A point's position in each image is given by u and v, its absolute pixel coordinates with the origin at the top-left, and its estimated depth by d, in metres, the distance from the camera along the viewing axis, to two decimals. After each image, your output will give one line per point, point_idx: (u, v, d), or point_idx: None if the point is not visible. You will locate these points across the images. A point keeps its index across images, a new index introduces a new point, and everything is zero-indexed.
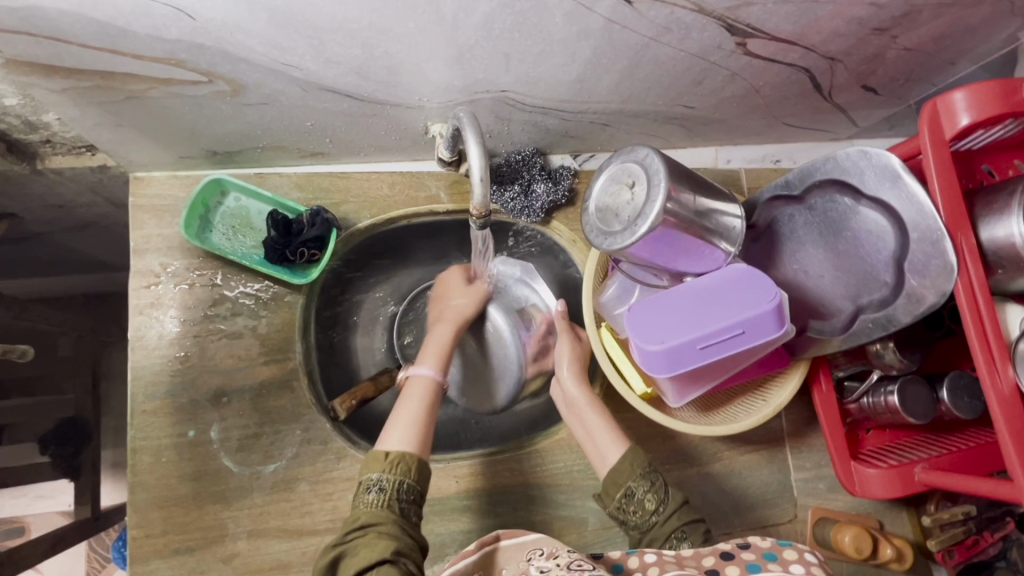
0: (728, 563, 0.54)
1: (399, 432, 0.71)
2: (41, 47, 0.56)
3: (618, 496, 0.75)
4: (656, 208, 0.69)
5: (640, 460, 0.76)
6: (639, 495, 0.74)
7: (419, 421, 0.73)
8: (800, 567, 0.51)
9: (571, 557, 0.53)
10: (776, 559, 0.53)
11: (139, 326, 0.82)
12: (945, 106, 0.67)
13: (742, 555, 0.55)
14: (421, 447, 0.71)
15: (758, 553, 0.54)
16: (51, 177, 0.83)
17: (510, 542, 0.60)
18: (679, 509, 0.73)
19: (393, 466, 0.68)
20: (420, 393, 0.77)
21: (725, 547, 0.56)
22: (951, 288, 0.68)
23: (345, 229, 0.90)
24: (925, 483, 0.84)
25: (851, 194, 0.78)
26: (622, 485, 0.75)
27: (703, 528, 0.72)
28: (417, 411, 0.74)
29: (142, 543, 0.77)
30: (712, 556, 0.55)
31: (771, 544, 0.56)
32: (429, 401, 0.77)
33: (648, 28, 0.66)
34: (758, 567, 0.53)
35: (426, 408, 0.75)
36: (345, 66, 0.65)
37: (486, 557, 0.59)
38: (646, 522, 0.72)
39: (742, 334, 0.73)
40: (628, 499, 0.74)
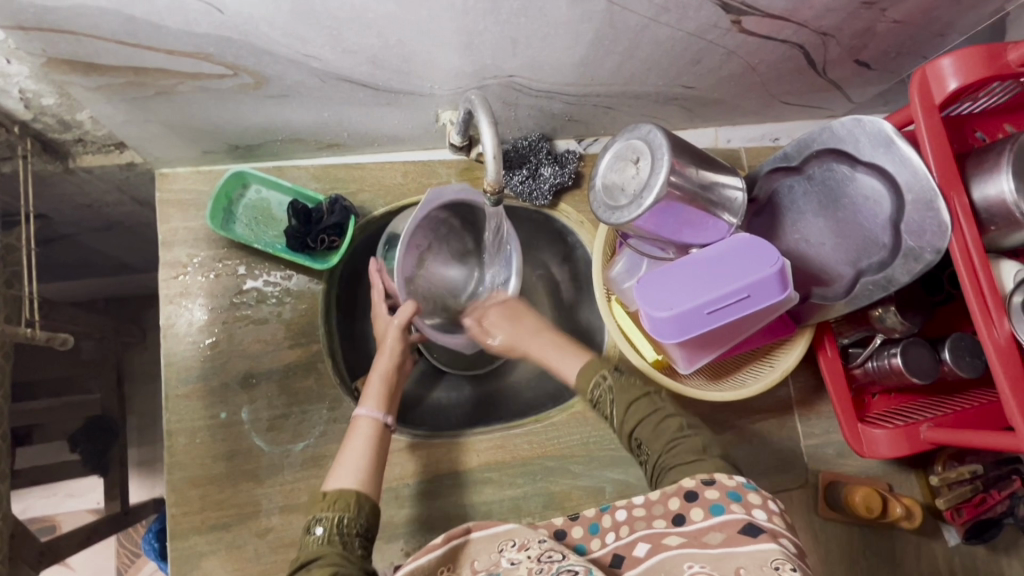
0: (692, 505, 0.56)
1: (345, 473, 0.69)
2: (80, 45, 0.59)
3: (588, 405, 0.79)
4: (660, 180, 0.72)
5: (596, 368, 0.79)
6: (601, 400, 0.77)
7: (364, 463, 0.70)
8: (762, 513, 0.53)
9: (543, 548, 0.55)
10: (739, 500, 0.55)
11: (170, 315, 0.86)
12: (933, 72, 0.71)
13: (706, 495, 0.56)
14: (369, 488, 0.69)
15: (722, 491, 0.56)
16: (82, 176, 0.88)
17: (481, 533, 0.59)
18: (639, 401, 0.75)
19: (331, 505, 0.65)
20: (365, 436, 0.74)
21: (689, 485, 0.57)
22: (946, 246, 0.71)
23: (362, 216, 0.94)
24: (931, 440, 0.86)
25: (847, 162, 0.81)
26: (587, 392, 0.78)
27: (669, 418, 0.72)
28: (361, 452, 0.72)
29: (181, 520, 0.81)
30: (676, 499, 0.57)
31: (737, 483, 0.56)
32: (376, 445, 0.74)
33: (648, 9, 0.70)
34: (721, 508, 0.54)
35: (373, 450, 0.73)
36: (360, 56, 0.69)
37: (455, 549, 0.58)
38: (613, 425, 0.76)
39: (747, 298, 0.77)
40: (597, 404, 0.78)
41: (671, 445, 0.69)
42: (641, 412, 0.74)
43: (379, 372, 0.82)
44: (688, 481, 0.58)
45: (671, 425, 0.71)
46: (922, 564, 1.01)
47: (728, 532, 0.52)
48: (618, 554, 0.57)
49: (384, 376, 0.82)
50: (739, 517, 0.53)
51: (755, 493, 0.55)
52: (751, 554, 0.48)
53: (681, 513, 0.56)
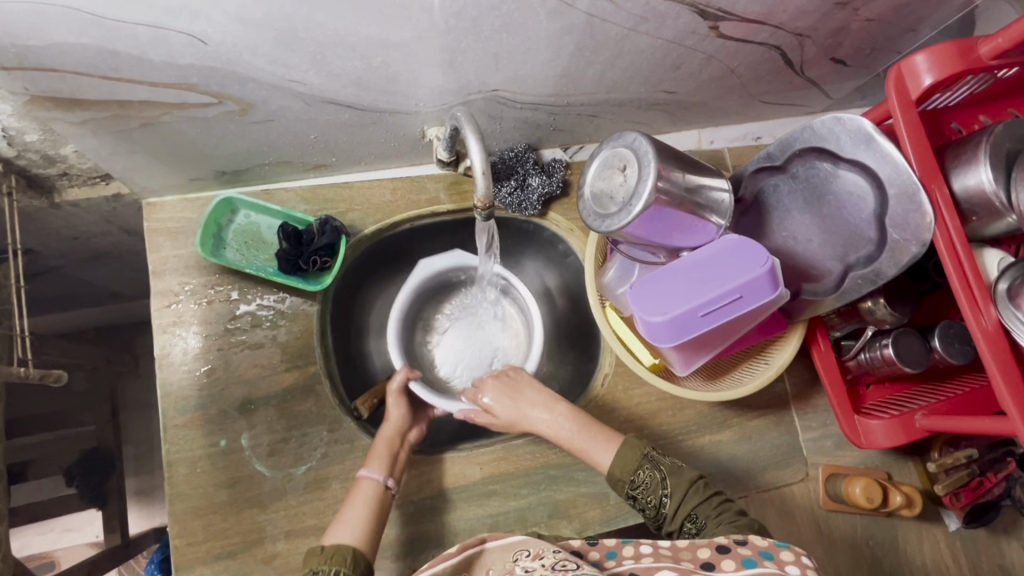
0: (723, 556, 0.57)
1: (345, 528, 0.72)
2: (63, 82, 0.59)
3: (625, 492, 0.76)
4: (648, 187, 0.73)
5: (633, 454, 0.76)
6: (643, 488, 0.74)
7: (364, 525, 0.73)
8: (796, 569, 0.53)
9: (558, 558, 0.54)
10: (773, 557, 0.55)
11: (164, 344, 0.85)
12: (908, 69, 0.72)
13: (739, 550, 0.57)
14: (365, 547, 0.71)
15: (755, 550, 0.56)
16: (69, 209, 0.87)
17: (496, 543, 0.61)
18: (687, 486, 0.74)
19: (328, 558, 0.67)
20: (366, 499, 0.76)
21: (722, 542, 0.59)
22: (931, 238, 0.72)
23: (353, 235, 0.94)
24: (926, 428, 0.87)
25: (830, 159, 0.83)
26: (626, 481, 0.75)
27: (720, 500, 0.73)
28: (362, 516, 0.74)
29: (185, 551, 0.80)
30: (707, 549, 0.58)
31: (769, 543, 0.57)
32: (377, 510, 0.76)
33: (627, 19, 0.71)
34: (753, 562, 0.55)
35: (372, 513, 0.75)
36: (345, 78, 0.69)
37: (470, 558, 0.59)
38: (658, 516, 0.73)
39: (740, 299, 0.77)
40: (635, 497, 0.75)
41: (728, 520, 0.69)
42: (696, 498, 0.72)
43: (384, 438, 0.84)
44: (724, 540, 0.59)
45: (726, 508, 0.71)
46: (925, 551, 1.02)
47: None
48: (635, 574, 0.55)
49: (388, 445, 0.83)
50: (772, 570, 0.53)
51: (789, 550, 0.55)
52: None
53: (713, 562, 0.56)
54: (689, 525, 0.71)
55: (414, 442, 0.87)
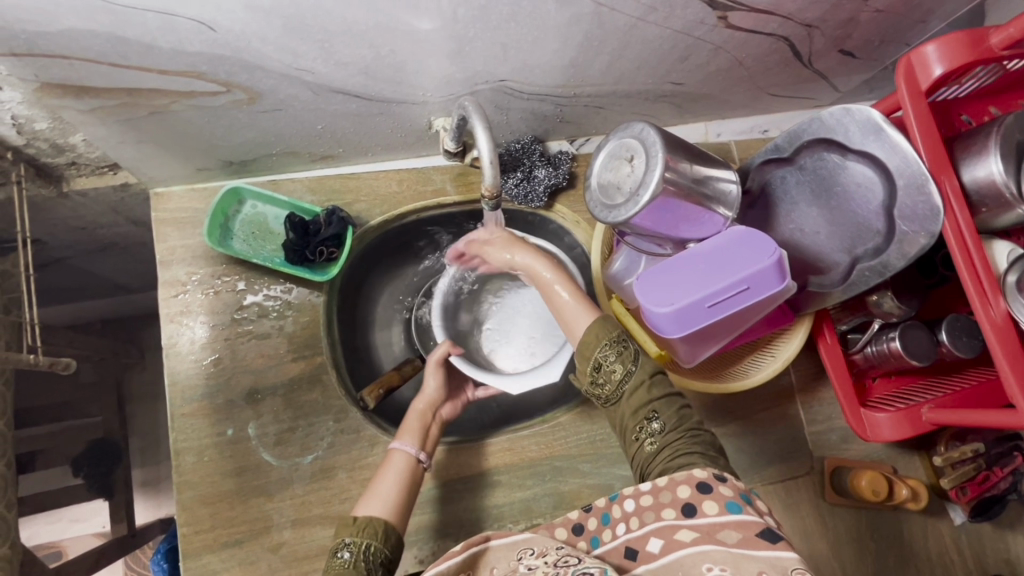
0: (705, 497, 0.55)
1: (375, 500, 0.70)
2: (73, 70, 0.59)
3: (588, 371, 0.67)
4: (656, 177, 0.73)
5: (609, 326, 0.67)
6: (608, 365, 0.66)
7: (395, 497, 0.70)
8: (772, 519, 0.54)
9: (560, 553, 0.54)
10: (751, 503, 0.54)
11: (171, 334, 0.86)
12: (918, 59, 0.72)
13: (720, 490, 0.55)
14: (397, 521, 0.69)
15: (735, 491, 0.55)
16: (76, 199, 0.87)
17: (500, 541, 0.59)
18: (651, 384, 0.67)
19: (360, 530, 0.65)
20: (398, 469, 0.73)
21: (701, 475, 0.57)
22: (939, 230, 0.72)
23: (359, 226, 0.94)
24: (933, 421, 0.87)
25: (838, 150, 0.82)
26: (590, 359, 0.66)
27: (680, 403, 0.67)
28: (394, 489, 0.71)
29: (192, 539, 0.81)
30: (687, 488, 0.56)
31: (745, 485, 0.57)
32: (407, 483, 0.73)
33: (635, 9, 0.70)
34: (737, 507, 0.54)
35: (403, 486, 0.72)
36: (353, 67, 0.69)
37: (474, 556, 0.57)
38: (614, 394, 0.67)
39: (748, 289, 0.77)
40: (598, 372, 0.66)
41: (690, 434, 0.65)
42: (662, 390, 0.68)
43: (417, 410, 0.81)
44: (701, 472, 0.57)
45: (687, 415, 0.66)
46: (929, 544, 1.03)
47: (745, 533, 0.51)
48: (629, 547, 0.56)
49: (421, 417, 0.81)
50: (755, 519, 0.53)
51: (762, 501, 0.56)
52: (773, 558, 0.48)
53: (693, 505, 0.55)
54: (645, 425, 0.66)
55: (446, 419, 0.84)
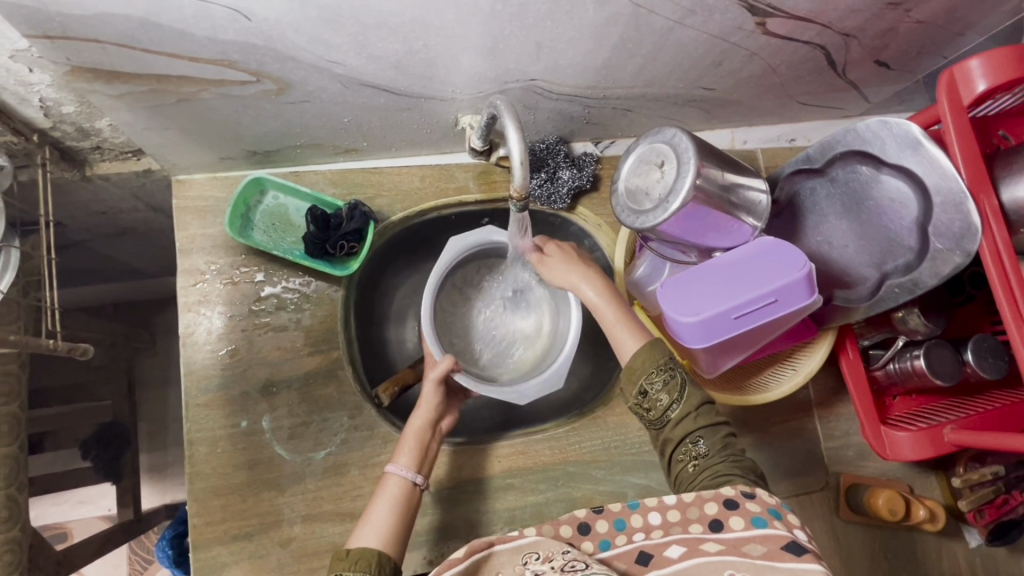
0: (732, 514, 0.55)
1: (370, 531, 0.67)
2: (104, 54, 0.58)
3: (633, 396, 0.69)
4: (686, 184, 0.72)
5: (655, 354, 0.69)
6: (654, 393, 0.68)
7: (390, 528, 0.68)
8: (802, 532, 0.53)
9: (567, 558, 0.52)
10: (780, 517, 0.54)
11: (189, 323, 0.85)
12: (961, 73, 0.70)
13: (748, 506, 0.55)
14: (392, 550, 0.66)
15: (763, 506, 0.55)
16: (99, 183, 0.87)
17: (505, 546, 0.56)
18: (697, 412, 0.68)
19: (353, 564, 0.62)
20: (393, 498, 0.71)
21: (729, 493, 0.57)
22: (977, 250, 0.70)
23: (380, 221, 0.93)
24: (955, 443, 0.86)
25: (872, 163, 0.80)
26: (637, 384, 0.68)
27: (723, 431, 0.68)
28: (388, 518, 0.69)
29: (203, 530, 0.81)
30: (715, 505, 0.56)
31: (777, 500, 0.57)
32: (402, 510, 0.70)
33: (674, 12, 0.69)
34: (764, 522, 0.54)
35: (396, 516, 0.69)
36: (385, 61, 0.68)
37: (478, 562, 0.55)
38: (660, 419, 0.69)
39: (775, 302, 0.76)
40: (643, 397, 0.69)
41: (731, 458, 0.65)
42: (706, 418, 0.68)
43: (415, 429, 0.79)
44: (728, 489, 0.57)
45: (730, 442, 0.67)
46: (943, 566, 1.01)
47: (770, 546, 0.51)
48: (645, 552, 0.56)
49: (418, 438, 0.79)
50: (782, 533, 0.53)
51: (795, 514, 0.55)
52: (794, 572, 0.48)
53: (719, 521, 0.55)
54: (688, 449, 0.67)
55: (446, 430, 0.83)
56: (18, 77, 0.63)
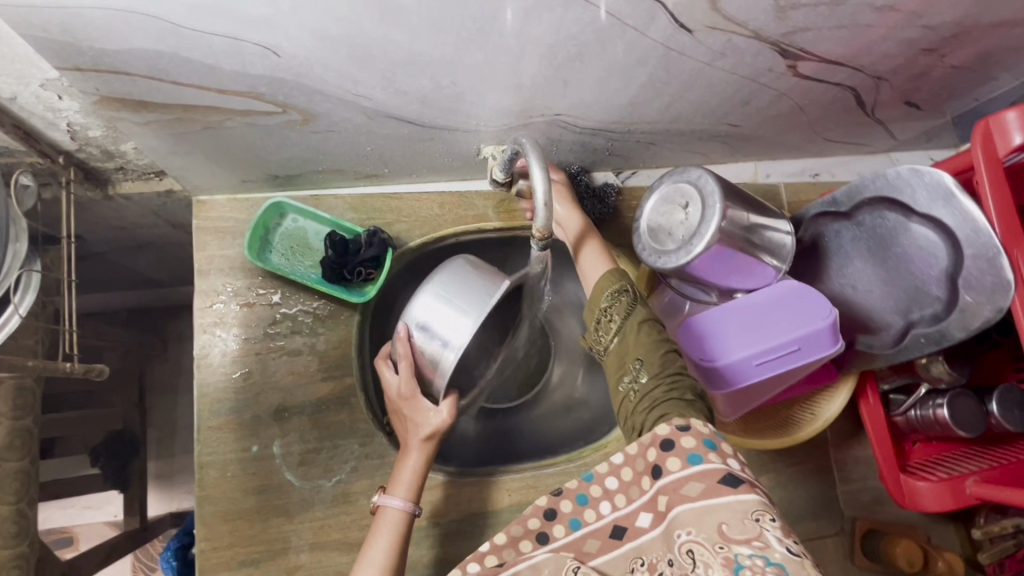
0: (669, 455, 0.53)
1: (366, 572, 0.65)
2: (133, 85, 0.58)
3: (593, 322, 0.73)
4: (711, 228, 0.71)
5: (611, 281, 0.73)
6: (609, 313, 0.71)
7: (386, 564, 0.66)
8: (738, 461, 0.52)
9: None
10: (716, 447, 0.52)
11: (204, 344, 0.85)
12: (998, 124, 0.69)
13: (681, 442, 0.53)
14: None
15: (697, 439, 0.53)
16: (121, 202, 0.87)
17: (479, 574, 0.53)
18: (640, 328, 0.69)
19: None
20: (391, 530, 0.69)
21: (664, 433, 0.54)
22: (1008, 304, 0.68)
23: (398, 247, 0.93)
24: (977, 496, 0.83)
25: (900, 210, 0.78)
26: (595, 309, 0.72)
27: (670, 351, 0.66)
28: (384, 551, 0.67)
29: (210, 555, 0.80)
30: (652, 450, 0.54)
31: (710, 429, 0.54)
32: (399, 541, 0.69)
33: (705, 54, 0.68)
34: (699, 457, 0.52)
35: (396, 550, 0.67)
36: (410, 96, 0.68)
37: None
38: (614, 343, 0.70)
39: (797, 350, 0.76)
40: (601, 322, 0.72)
41: (669, 379, 0.63)
42: (651, 338, 0.67)
43: (418, 450, 0.75)
44: (664, 428, 0.55)
45: (671, 359, 0.66)
46: None
47: (708, 482, 0.50)
48: (618, 526, 0.54)
49: (421, 464, 0.75)
50: (718, 465, 0.51)
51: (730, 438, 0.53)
52: (733, 507, 0.47)
53: (659, 467, 0.53)
54: (630, 371, 0.67)
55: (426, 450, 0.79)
56: (47, 104, 0.64)
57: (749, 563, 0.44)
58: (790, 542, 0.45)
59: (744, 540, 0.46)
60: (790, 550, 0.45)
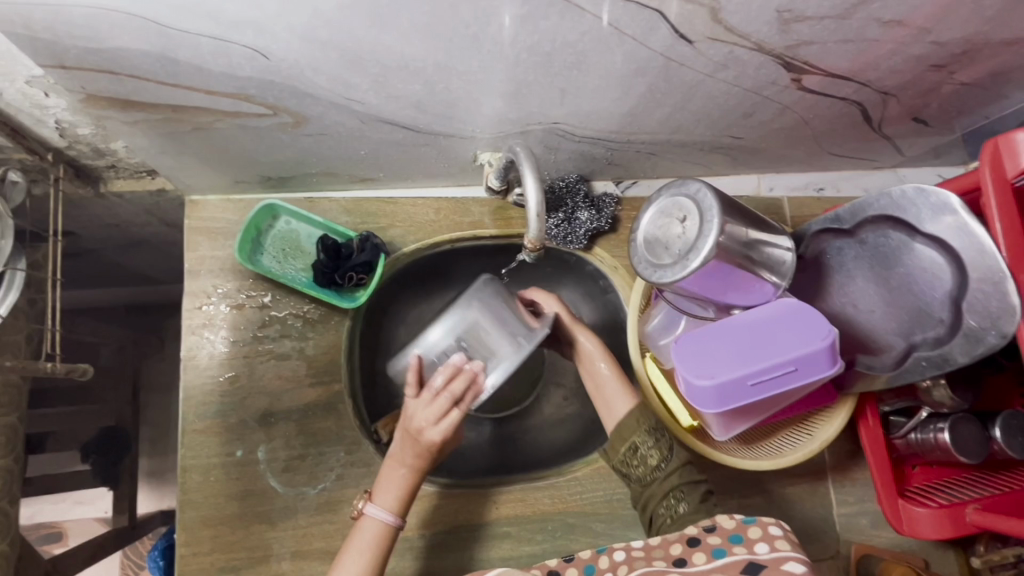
0: (693, 551, 0.55)
1: None
2: (120, 84, 0.57)
3: (623, 450, 0.74)
4: (708, 244, 0.69)
5: (647, 416, 0.76)
6: (644, 449, 0.73)
7: None
8: (765, 547, 0.52)
9: None
10: (742, 541, 0.54)
11: (192, 346, 0.84)
12: (1007, 145, 0.67)
13: (708, 540, 0.55)
14: None
15: (724, 535, 0.55)
16: (113, 200, 0.87)
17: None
18: (682, 468, 0.72)
19: None
20: (370, 544, 0.69)
21: (691, 531, 0.57)
22: (1013, 330, 0.66)
23: (391, 253, 0.92)
24: (977, 524, 0.82)
25: (905, 230, 0.76)
26: (625, 443, 0.74)
27: (704, 489, 0.71)
28: (361, 564, 0.67)
29: (190, 561, 0.79)
30: (678, 545, 0.56)
31: (737, 523, 0.55)
32: (378, 557, 0.68)
33: (706, 66, 0.66)
34: (723, 551, 0.54)
35: (369, 568, 0.67)
36: (403, 101, 0.66)
37: None
38: (647, 474, 0.72)
39: (795, 370, 0.73)
40: (632, 452, 0.74)
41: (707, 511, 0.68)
42: (688, 477, 0.71)
43: (410, 468, 0.72)
44: (691, 527, 0.57)
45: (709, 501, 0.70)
46: None
47: None
48: None
49: (410, 480, 0.72)
50: (740, 557, 0.52)
51: (756, 526, 0.54)
52: None
53: (683, 559, 0.54)
54: (670, 503, 0.69)
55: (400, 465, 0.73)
56: (34, 100, 0.63)
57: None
58: None
59: None
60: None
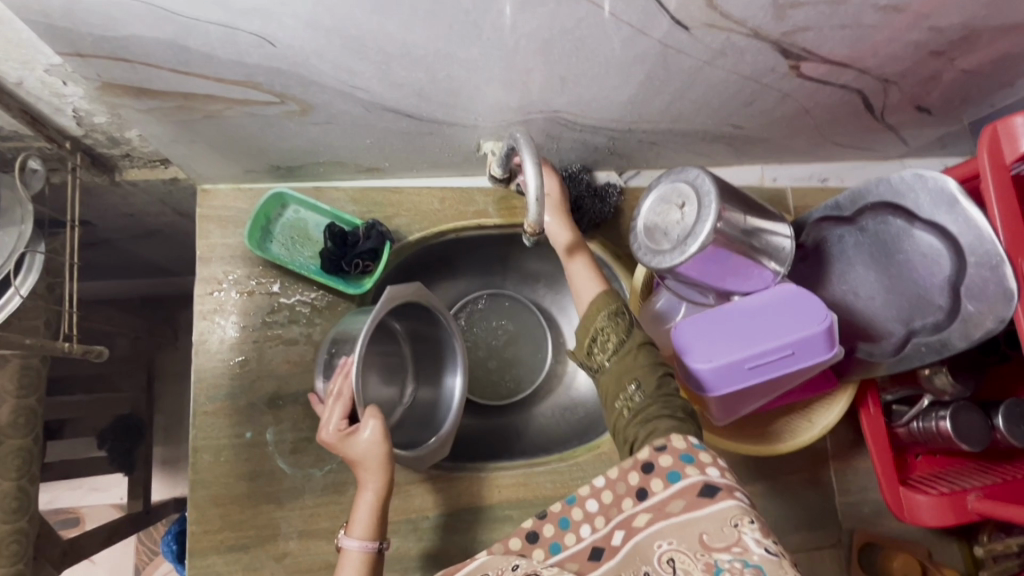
0: (650, 477, 0.54)
1: None
2: (133, 72, 0.60)
3: (586, 343, 0.74)
4: (706, 228, 0.70)
5: (610, 303, 0.74)
6: (603, 335, 0.72)
7: None
8: (716, 471, 0.53)
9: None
10: (693, 461, 0.54)
11: (203, 330, 0.86)
12: (1006, 130, 0.67)
13: (660, 463, 0.55)
14: None
15: (675, 456, 0.55)
16: (127, 188, 0.90)
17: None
18: (638, 350, 0.70)
19: None
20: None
21: (644, 455, 0.56)
22: (1010, 315, 0.67)
23: (397, 241, 0.93)
24: (978, 511, 0.82)
25: (905, 216, 0.77)
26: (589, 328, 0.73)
27: (663, 373, 0.69)
28: None
29: (200, 538, 0.81)
30: (635, 474, 0.55)
31: (687, 445, 0.55)
32: None
33: (703, 52, 0.67)
34: (678, 474, 0.53)
35: None
36: (407, 89, 0.68)
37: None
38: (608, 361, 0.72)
39: (791, 354, 0.75)
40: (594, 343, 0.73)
41: (662, 399, 0.66)
42: (646, 360, 0.69)
43: (369, 487, 0.70)
44: (643, 451, 0.56)
45: (667, 381, 0.68)
46: None
47: (689, 498, 0.51)
48: (597, 547, 0.53)
49: (376, 500, 0.70)
50: (696, 479, 0.52)
51: (707, 452, 0.55)
52: (715, 519, 0.49)
53: (643, 488, 0.54)
54: (626, 392, 0.68)
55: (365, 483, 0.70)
56: (52, 89, 0.65)
57: (727, 566, 0.45)
58: (768, 543, 0.47)
59: (724, 547, 0.47)
60: (768, 552, 0.46)
